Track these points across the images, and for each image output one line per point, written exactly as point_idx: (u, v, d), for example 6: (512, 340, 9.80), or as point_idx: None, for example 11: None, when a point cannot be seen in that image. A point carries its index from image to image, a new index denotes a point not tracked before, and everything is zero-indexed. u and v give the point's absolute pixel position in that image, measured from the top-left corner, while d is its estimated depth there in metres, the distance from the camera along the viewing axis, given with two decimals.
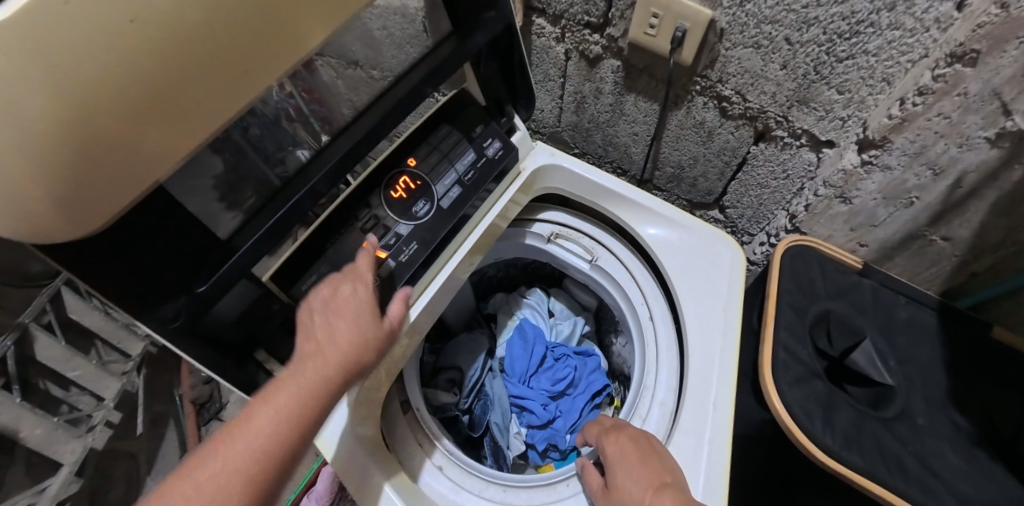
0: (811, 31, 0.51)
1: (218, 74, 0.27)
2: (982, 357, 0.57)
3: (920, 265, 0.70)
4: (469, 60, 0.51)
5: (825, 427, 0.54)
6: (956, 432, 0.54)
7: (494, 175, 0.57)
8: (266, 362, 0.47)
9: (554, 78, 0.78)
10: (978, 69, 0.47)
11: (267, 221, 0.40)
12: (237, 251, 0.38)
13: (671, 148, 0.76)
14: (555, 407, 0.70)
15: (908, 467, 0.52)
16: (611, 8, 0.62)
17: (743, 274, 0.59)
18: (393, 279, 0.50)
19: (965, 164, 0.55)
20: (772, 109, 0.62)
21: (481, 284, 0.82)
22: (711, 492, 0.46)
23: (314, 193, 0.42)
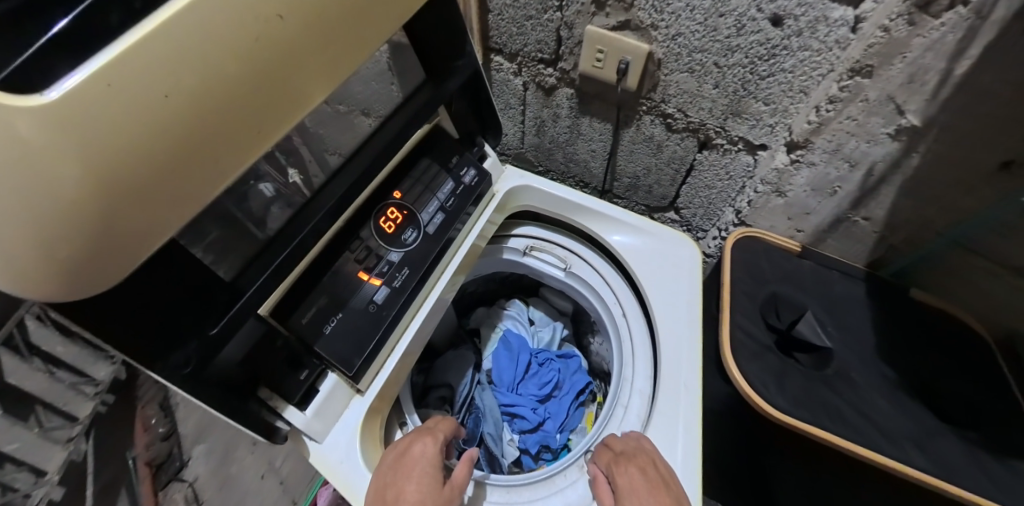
0: (735, 56, 0.60)
1: (231, 135, 0.29)
2: (904, 316, 0.67)
3: (849, 245, 0.79)
4: (444, 104, 0.59)
5: (776, 390, 0.61)
6: (885, 381, 0.62)
7: (472, 200, 0.64)
8: (269, 400, 0.46)
9: (515, 106, 0.86)
10: (875, 78, 0.57)
11: (270, 262, 0.42)
12: (245, 293, 0.40)
13: (626, 161, 0.84)
14: (543, 409, 0.74)
15: (847, 418, 0.59)
16: (560, 45, 0.71)
17: (700, 269, 0.67)
18: (389, 305, 0.53)
19: (873, 157, 0.66)
20: (710, 121, 0.71)
21: (463, 300, 0.86)
22: (687, 468, 0.53)
23: (318, 230, 0.47)
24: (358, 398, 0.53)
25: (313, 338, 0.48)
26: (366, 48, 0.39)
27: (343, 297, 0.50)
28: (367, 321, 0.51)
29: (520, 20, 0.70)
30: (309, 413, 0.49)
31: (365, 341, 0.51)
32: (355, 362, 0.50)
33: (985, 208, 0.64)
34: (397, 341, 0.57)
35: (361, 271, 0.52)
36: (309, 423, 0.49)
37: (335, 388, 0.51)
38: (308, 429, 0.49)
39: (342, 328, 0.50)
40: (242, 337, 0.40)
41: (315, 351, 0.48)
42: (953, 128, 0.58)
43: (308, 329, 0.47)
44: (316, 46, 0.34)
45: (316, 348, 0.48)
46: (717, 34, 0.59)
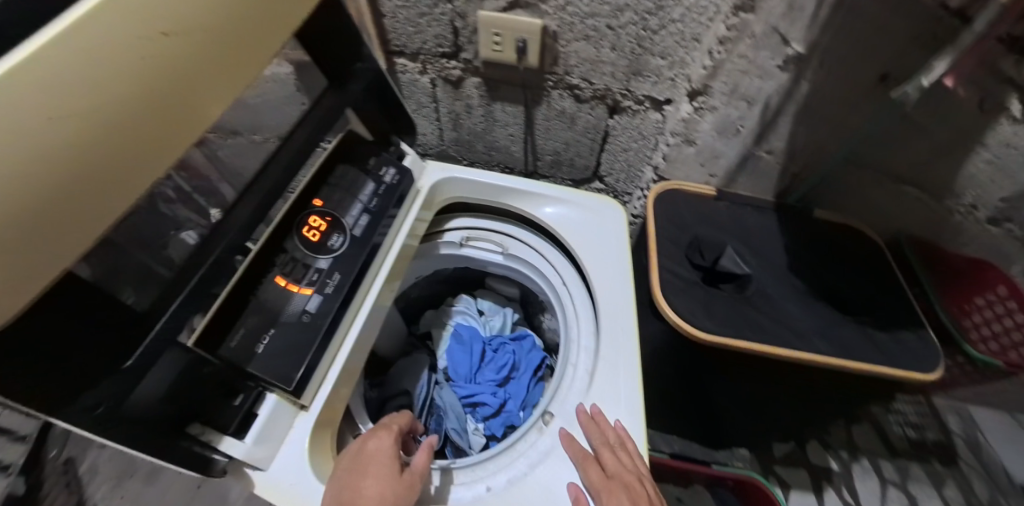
0: (625, 16, 0.63)
1: (114, 160, 0.29)
2: (800, 237, 0.78)
3: (758, 180, 0.83)
4: (351, 107, 0.61)
5: (704, 316, 0.66)
6: (795, 290, 0.71)
7: (395, 200, 0.64)
8: (200, 436, 0.40)
9: (427, 104, 0.87)
10: (757, 12, 0.60)
11: (188, 284, 0.40)
12: (157, 322, 0.36)
13: (545, 138, 0.86)
14: (504, 392, 0.72)
15: (766, 327, 0.66)
16: (458, 36, 0.73)
17: (626, 229, 0.70)
18: (323, 313, 0.50)
19: (767, 92, 0.69)
20: (615, 85, 0.74)
21: (407, 308, 0.82)
22: (632, 425, 0.54)
23: (235, 244, 0.46)
24: (304, 414, 0.47)
25: (245, 361, 0.43)
26: (254, 63, 0.41)
27: (273, 313, 0.47)
28: (302, 333, 0.47)
29: (413, 18, 0.71)
30: (250, 441, 0.43)
31: (303, 356, 0.46)
32: (294, 375, 0.45)
33: (866, 122, 0.69)
34: (337, 353, 0.52)
35: (288, 283, 0.49)
36: (251, 452, 0.42)
37: (277, 409, 0.45)
38: (252, 460, 0.43)
39: (276, 346, 0.45)
40: (160, 372, 0.36)
41: (248, 374, 0.43)
42: (832, 50, 0.62)
43: (235, 352, 0.43)
44: (200, 72, 0.35)
45: (249, 370, 0.43)
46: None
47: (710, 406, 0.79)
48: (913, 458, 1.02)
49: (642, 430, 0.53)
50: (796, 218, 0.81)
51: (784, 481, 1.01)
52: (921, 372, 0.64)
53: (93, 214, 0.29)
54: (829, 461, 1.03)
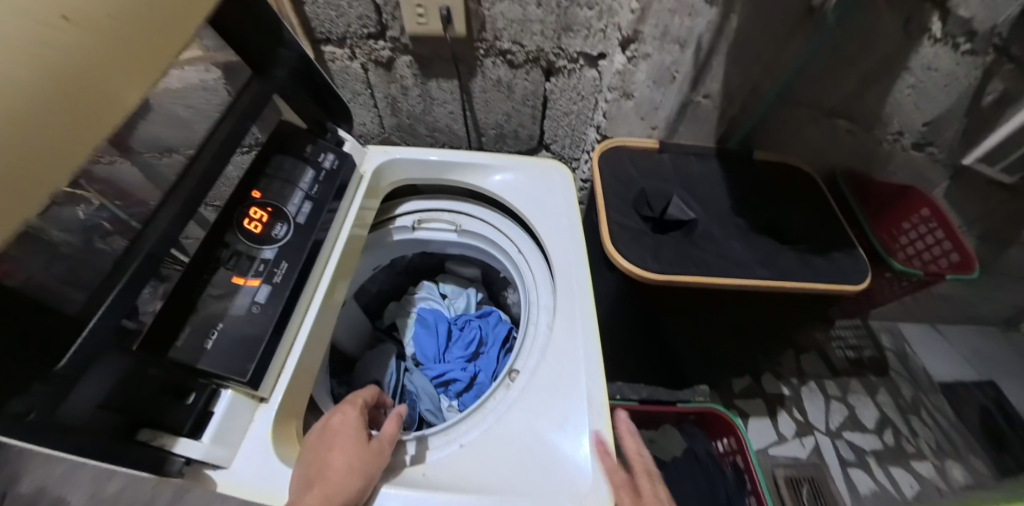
0: None
1: (31, 128, 0.26)
2: (740, 180, 0.81)
3: (699, 127, 0.84)
4: (279, 95, 0.58)
5: (652, 259, 0.68)
6: (739, 227, 0.75)
7: (336, 187, 0.63)
8: (153, 441, 0.40)
9: (363, 91, 0.84)
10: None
11: (118, 281, 0.39)
12: (88, 326, 0.35)
13: (485, 111, 0.86)
14: (474, 366, 0.72)
15: (710, 261, 0.69)
16: (381, 14, 0.71)
17: (574, 186, 0.71)
18: (274, 302, 0.51)
19: (699, 32, 0.68)
20: (547, 44, 0.73)
21: (369, 302, 0.80)
22: (591, 366, 0.53)
23: (170, 234, 0.44)
24: (264, 407, 0.48)
25: (194, 358, 0.44)
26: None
27: (217, 312, 0.48)
28: (253, 323, 0.49)
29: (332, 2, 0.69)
30: (207, 439, 0.43)
31: (256, 345, 0.47)
32: (249, 367, 0.46)
33: (793, 59, 0.76)
34: (295, 340, 0.53)
35: (235, 277, 0.51)
36: (211, 451, 0.43)
37: (233, 405, 0.46)
38: (212, 458, 0.43)
39: (225, 340, 0.46)
40: (97, 372, 0.35)
41: (199, 371, 0.44)
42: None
43: (183, 350, 0.44)
44: (122, 26, 0.31)
45: (200, 367, 0.44)
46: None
47: (670, 350, 0.83)
48: (853, 375, 1.20)
49: (601, 370, 0.53)
50: (737, 162, 0.83)
51: (744, 412, 1.12)
52: (855, 284, 0.70)
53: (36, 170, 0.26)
54: (781, 388, 1.16)
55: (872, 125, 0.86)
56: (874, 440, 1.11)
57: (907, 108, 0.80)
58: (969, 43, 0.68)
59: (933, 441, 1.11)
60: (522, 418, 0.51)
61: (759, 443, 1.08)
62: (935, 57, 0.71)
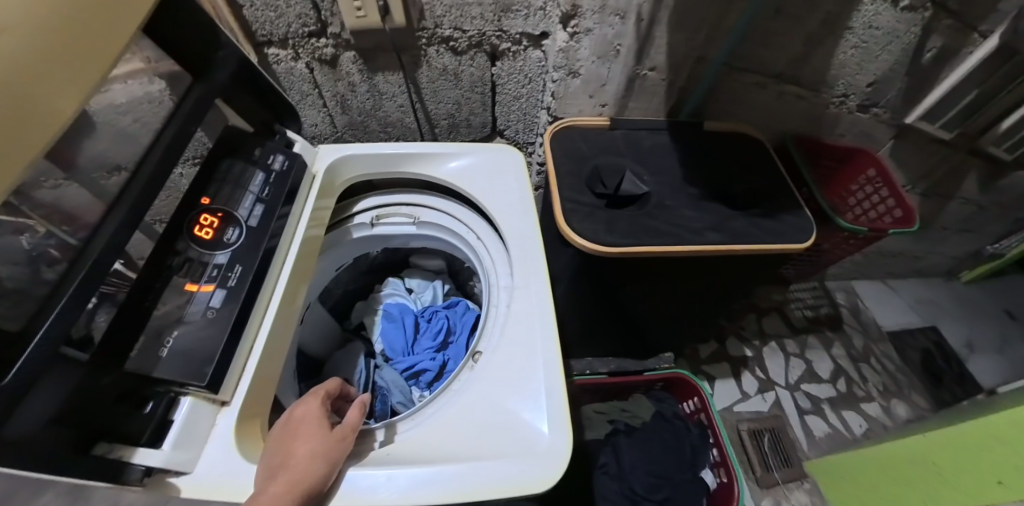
0: None
1: None
2: (691, 151, 0.82)
3: (648, 100, 0.85)
4: (221, 97, 0.58)
5: (605, 232, 0.70)
6: (689, 196, 0.77)
7: (288, 188, 0.63)
8: (111, 452, 0.41)
9: (310, 91, 0.83)
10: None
11: (68, 289, 0.39)
12: (35, 340, 0.36)
13: (435, 102, 0.86)
14: (442, 355, 0.73)
15: (660, 229, 0.71)
16: (320, 12, 0.70)
17: (525, 169, 0.73)
18: (229, 306, 0.52)
19: (636, 3, 0.67)
20: (488, 29, 0.73)
21: (335, 303, 0.82)
22: (545, 334, 0.56)
23: (115, 242, 0.44)
24: (227, 410, 0.51)
25: (151, 368, 0.45)
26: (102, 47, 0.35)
27: (171, 319, 0.49)
28: (209, 328, 0.50)
29: (270, 3, 0.68)
30: (168, 447, 0.45)
31: (213, 349, 0.49)
32: (208, 370, 0.48)
33: (737, 22, 0.71)
34: (255, 342, 0.55)
35: (187, 283, 0.52)
36: (171, 456, 0.45)
37: (194, 411, 0.48)
38: (174, 463, 0.45)
39: (181, 347, 0.48)
40: (51, 385, 0.36)
41: (156, 380, 0.46)
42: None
43: (137, 361, 0.45)
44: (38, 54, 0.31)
45: (157, 375, 0.45)
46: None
47: (630, 319, 0.86)
48: (810, 332, 1.28)
49: (555, 336, 0.56)
50: (687, 134, 0.85)
51: (710, 376, 1.17)
52: (801, 243, 0.73)
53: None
54: (744, 350, 1.22)
55: (818, 87, 0.87)
56: (828, 388, 1.19)
57: (850, 69, 0.83)
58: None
59: (879, 383, 1.22)
60: (484, 392, 0.53)
61: (725, 402, 1.13)
62: (876, 14, 0.73)
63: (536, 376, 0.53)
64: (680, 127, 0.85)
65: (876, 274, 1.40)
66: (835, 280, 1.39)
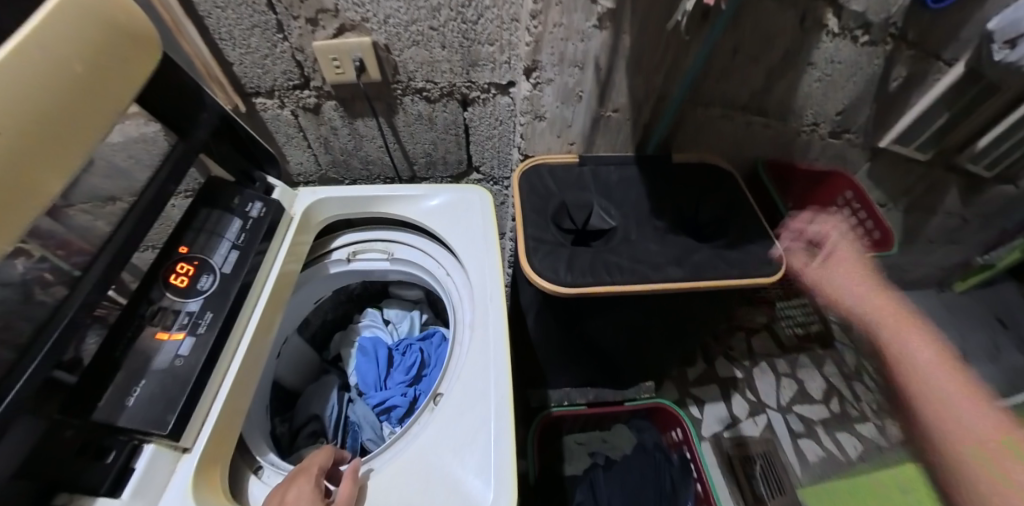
0: (443, 14, 0.68)
1: None
2: (657, 184, 0.86)
3: (614, 138, 0.87)
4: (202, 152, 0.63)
5: (566, 271, 0.73)
6: (656, 230, 0.80)
7: (263, 232, 0.66)
8: (71, 504, 0.45)
9: (295, 134, 0.87)
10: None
11: (41, 347, 0.43)
12: (11, 392, 0.39)
13: (413, 143, 0.90)
14: (413, 390, 0.74)
15: (623, 266, 0.74)
16: (303, 68, 0.75)
17: (492, 208, 0.76)
18: (196, 354, 0.55)
19: (593, 51, 0.71)
20: (458, 79, 0.79)
21: (315, 334, 0.85)
22: (500, 377, 0.61)
23: (88, 303, 0.48)
24: (187, 456, 0.52)
25: (116, 415, 0.48)
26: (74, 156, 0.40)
27: (141, 366, 0.52)
28: (173, 376, 0.53)
29: (258, 62, 0.73)
30: (126, 495, 0.47)
31: (176, 397, 0.52)
32: (169, 418, 0.50)
33: (692, 64, 0.75)
34: (221, 385, 0.57)
35: (159, 332, 0.55)
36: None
37: (155, 458, 0.50)
38: None
39: (146, 395, 0.51)
40: (17, 438, 0.39)
41: (119, 429, 0.48)
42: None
43: (104, 411, 0.48)
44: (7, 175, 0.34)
45: (120, 424, 0.48)
46: (417, 2, 0.66)
47: (599, 347, 0.88)
48: (800, 350, 1.26)
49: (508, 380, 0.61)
50: (654, 165, 0.88)
51: (699, 398, 1.15)
52: (771, 276, 0.75)
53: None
54: (734, 372, 1.21)
55: (785, 116, 0.88)
56: (822, 409, 1.17)
57: (816, 99, 0.85)
58: (866, 34, 0.74)
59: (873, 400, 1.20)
60: (439, 436, 0.59)
61: (712, 427, 1.11)
62: (837, 49, 0.76)
63: (487, 416, 0.58)
64: (647, 159, 0.88)
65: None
66: None
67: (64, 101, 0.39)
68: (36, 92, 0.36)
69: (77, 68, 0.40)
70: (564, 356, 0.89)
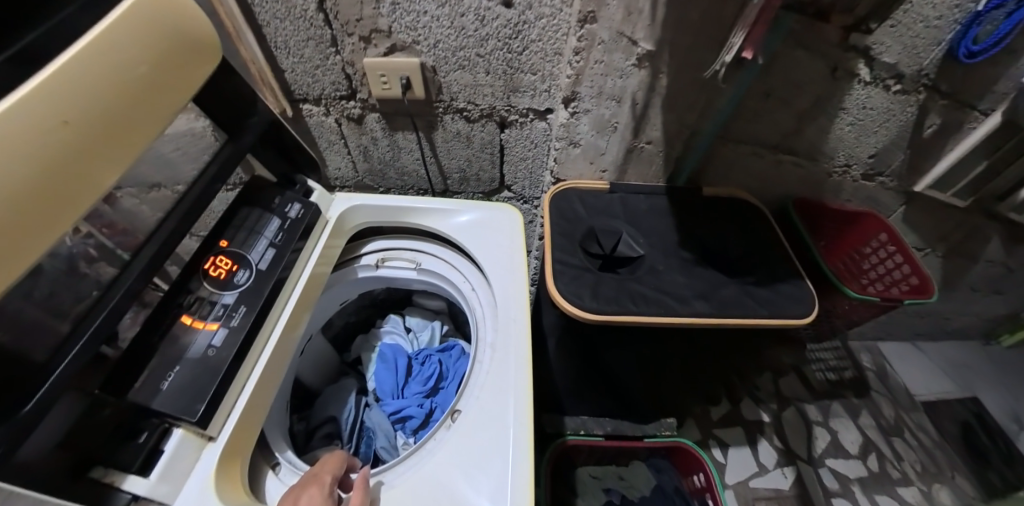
0: (490, 43, 0.72)
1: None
2: (687, 213, 0.86)
3: (645, 168, 0.88)
4: (248, 154, 0.66)
5: (590, 297, 0.72)
6: (683, 261, 0.80)
7: (300, 233, 0.68)
8: (104, 477, 0.46)
9: (336, 141, 0.91)
10: (600, 21, 0.65)
11: (85, 332, 0.45)
12: (58, 370, 0.41)
13: (448, 159, 0.93)
14: (430, 401, 0.73)
15: (649, 296, 0.73)
16: (352, 81, 0.79)
17: (521, 227, 0.77)
18: (228, 345, 0.56)
19: (630, 88, 0.74)
20: (498, 103, 0.82)
21: (336, 335, 0.86)
22: (518, 397, 0.60)
23: (133, 290, 0.50)
24: (211, 445, 0.52)
25: (150, 399, 0.49)
26: (134, 146, 0.47)
27: (176, 353, 0.53)
28: (205, 365, 0.53)
29: (309, 70, 0.78)
30: (154, 477, 0.47)
31: (205, 387, 0.52)
32: (198, 408, 0.50)
33: (725, 103, 0.77)
34: (248, 378, 0.58)
35: (195, 321, 0.56)
36: (154, 488, 0.47)
37: (181, 444, 0.50)
38: (155, 495, 0.47)
39: (179, 382, 0.51)
40: (56, 417, 0.41)
41: (151, 412, 0.49)
42: (678, 43, 0.67)
43: (140, 393, 0.49)
44: (51, 191, 0.38)
45: (153, 407, 0.49)
46: (467, 30, 0.71)
47: (616, 377, 0.86)
48: (832, 397, 1.20)
49: (527, 403, 0.59)
50: (686, 195, 0.89)
51: (722, 442, 1.09)
52: (805, 316, 0.73)
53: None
54: (760, 414, 1.14)
55: (817, 157, 0.89)
56: (858, 466, 1.09)
57: (849, 142, 0.85)
58: (899, 84, 0.75)
59: (917, 462, 1.12)
60: (453, 457, 0.57)
61: (738, 475, 1.05)
62: (869, 97, 0.77)
63: (503, 434, 0.57)
64: (679, 190, 0.89)
65: (904, 334, 1.33)
66: (860, 340, 1.33)
67: (128, 99, 0.45)
68: (101, 91, 0.42)
69: (122, 90, 0.45)
70: (581, 382, 0.87)
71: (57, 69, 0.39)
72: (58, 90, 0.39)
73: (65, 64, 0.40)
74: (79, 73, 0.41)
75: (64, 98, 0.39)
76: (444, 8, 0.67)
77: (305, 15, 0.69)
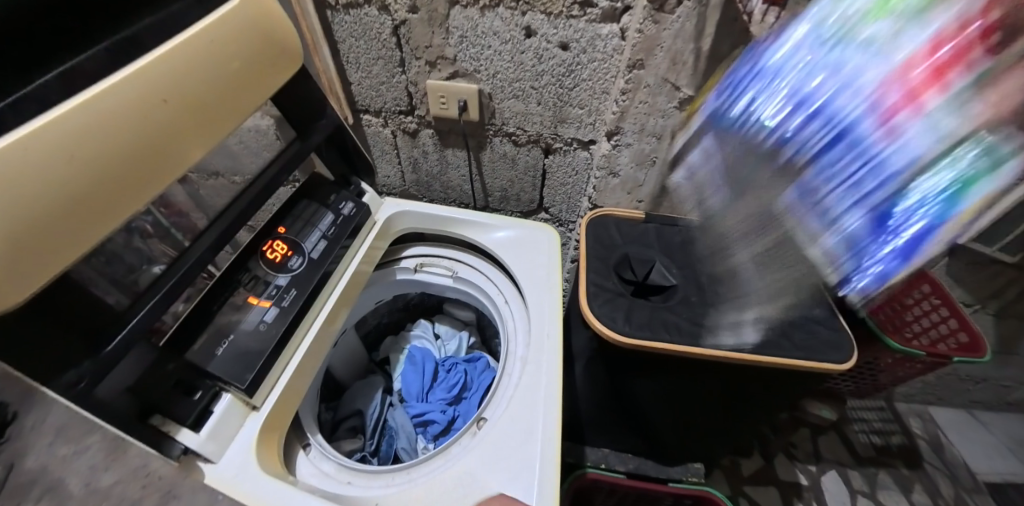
0: (544, 78, 0.79)
1: (71, 222, 0.37)
2: None
3: (681, 202, 0.90)
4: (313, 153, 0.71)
5: (624, 322, 0.72)
6: (718, 296, 0.79)
7: (350, 230, 0.71)
8: (162, 425, 0.48)
9: (389, 151, 0.98)
10: (647, 68, 0.71)
11: (160, 290, 0.49)
12: (131, 323, 0.45)
13: (492, 177, 0.99)
14: (453, 409, 0.73)
15: (682, 327, 0.72)
16: (412, 99, 0.87)
17: (558, 247, 0.78)
18: (278, 323, 0.58)
19: (671, 127, 0.77)
20: (545, 131, 0.88)
21: (369, 333, 0.87)
22: (548, 411, 0.58)
23: (202, 260, 0.53)
24: (254, 414, 0.55)
25: (205, 361, 0.52)
26: (222, 128, 0.52)
27: (231, 324, 0.55)
28: (258, 339, 0.56)
29: (375, 85, 0.86)
30: (203, 434, 0.50)
31: (255, 359, 0.54)
32: (248, 376, 0.53)
33: None
34: (291, 359, 0.60)
35: (250, 297, 0.58)
36: (203, 444, 0.50)
37: (230, 408, 0.53)
38: (203, 451, 0.50)
39: (232, 350, 0.54)
40: (127, 364, 0.44)
41: (207, 373, 0.52)
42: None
43: (198, 354, 0.52)
44: (153, 155, 0.44)
45: (209, 369, 0.51)
46: (524, 65, 0.78)
47: (643, 411, 0.82)
48: (878, 463, 1.11)
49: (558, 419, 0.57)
50: None
51: (754, 500, 1.03)
52: (845, 363, 0.70)
53: (51, 249, 0.36)
54: (798, 476, 1.07)
55: None
56: None
57: None
58: None
59: None
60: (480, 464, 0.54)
61: None
62: None
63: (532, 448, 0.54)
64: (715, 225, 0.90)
65: (958, 401, 1.24)
66: (906, 403, 1.25)
67: (221, 84, 0.50)
68: (199, 76, 0.48)
69: (215, 73, 0.50)
70: (604, 413, 0.84)
71: (161, 55, 0.45)
72: (160, 74, 0.44)
73: (169, 53, 0.45)
74: (178, 63, 0.46)
75: (165, 80, 0.45)
76: (507, 44, 0.75)
77: (379, 38, 0.78)
